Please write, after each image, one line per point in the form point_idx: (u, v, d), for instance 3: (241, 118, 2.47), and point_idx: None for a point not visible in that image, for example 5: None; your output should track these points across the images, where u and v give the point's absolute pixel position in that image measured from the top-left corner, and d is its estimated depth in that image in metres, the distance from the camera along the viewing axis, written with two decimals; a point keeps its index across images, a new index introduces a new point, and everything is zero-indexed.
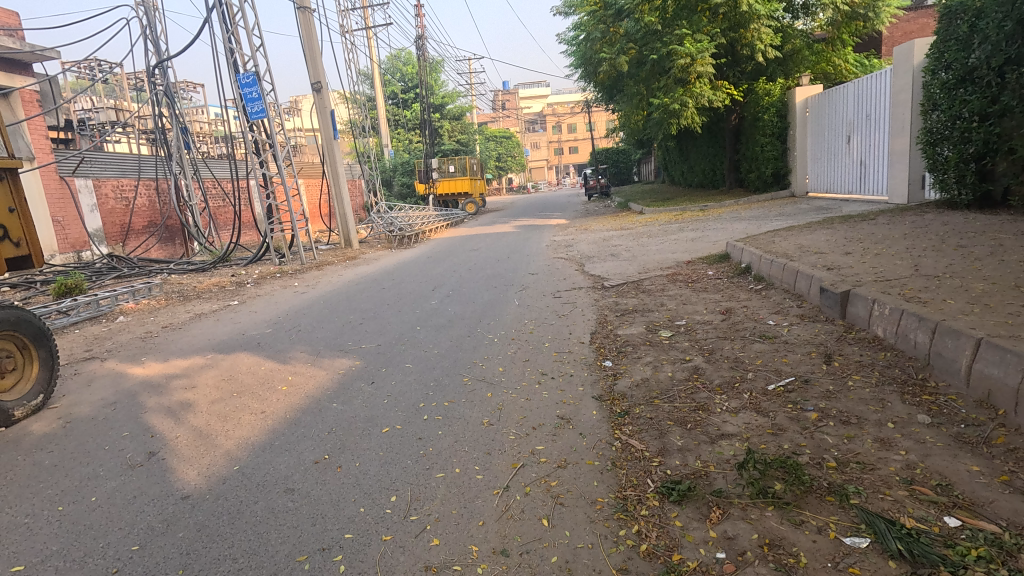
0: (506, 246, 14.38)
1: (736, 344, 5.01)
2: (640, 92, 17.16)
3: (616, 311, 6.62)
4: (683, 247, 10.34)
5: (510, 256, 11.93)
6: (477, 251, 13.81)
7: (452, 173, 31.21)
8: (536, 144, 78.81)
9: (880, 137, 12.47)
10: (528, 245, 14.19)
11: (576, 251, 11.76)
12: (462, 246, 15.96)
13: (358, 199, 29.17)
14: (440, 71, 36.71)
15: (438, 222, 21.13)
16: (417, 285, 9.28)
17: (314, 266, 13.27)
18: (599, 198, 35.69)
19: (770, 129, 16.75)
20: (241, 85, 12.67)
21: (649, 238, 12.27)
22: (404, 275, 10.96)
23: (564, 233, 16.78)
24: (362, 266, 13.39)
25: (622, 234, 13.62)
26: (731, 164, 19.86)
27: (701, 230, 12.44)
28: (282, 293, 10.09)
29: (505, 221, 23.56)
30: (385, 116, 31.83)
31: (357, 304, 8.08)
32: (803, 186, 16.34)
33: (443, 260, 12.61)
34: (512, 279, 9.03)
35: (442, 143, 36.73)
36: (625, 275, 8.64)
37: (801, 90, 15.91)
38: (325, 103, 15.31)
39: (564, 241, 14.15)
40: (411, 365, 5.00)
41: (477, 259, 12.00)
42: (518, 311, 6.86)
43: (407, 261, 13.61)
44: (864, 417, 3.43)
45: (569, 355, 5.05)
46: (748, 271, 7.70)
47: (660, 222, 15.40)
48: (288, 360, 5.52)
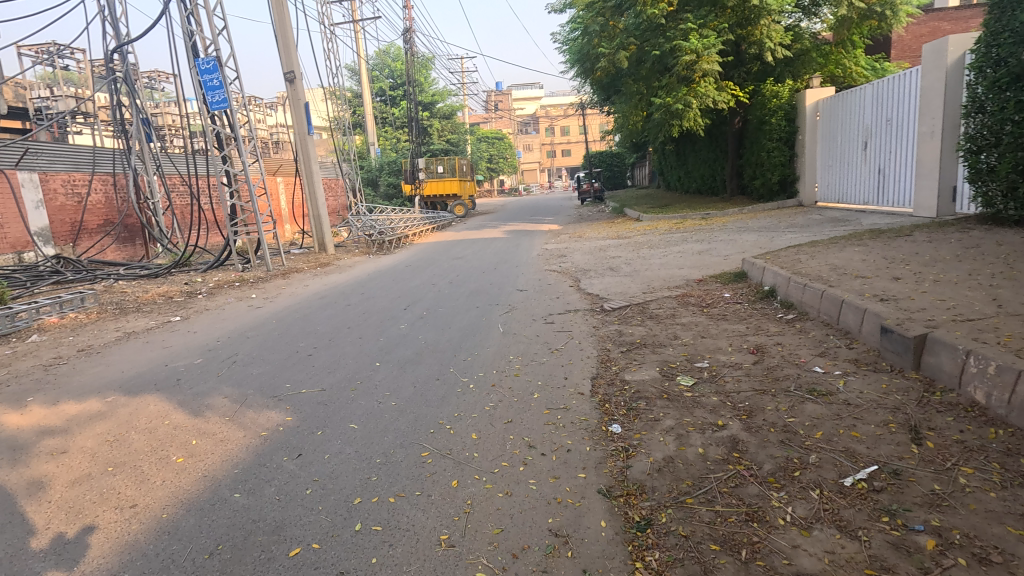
0: (494, 254, 13.20)
1: (781, 403, 3.87)
2: (640, 91, 16.08)
3: (620, 344, 5.46)
4: (690, 262, 9.23)
5: (497, 267, 10.76)
6: (461, 259, 12.63)
7: (440, 174, 30.04)
8: (528, 146, 77.74)
9: (903, 143, 11.45)
10: (517, 253, 13.03)
11: (570, 264, 10.59)
12: (446, 252, 14.77)
13: (340, 200, 27.94)
14: (430, 68, 35.49)
15: (423, 225, 19.93)
16: (388, 301, 8.07)
17: (281, 273, 12.04)
18: (592, 203, 34.64)
19: (777, 134, 15.72)
20: (200, 72, 11.39)
21: (649, 250, 11.14)
22: (377, 286, 9.76)
23: (556, 240, 15.63)
24: (333, 274, 12.17)
25: (620, 244, 12.47)
26: (733, 169, 18.84)
27: (706, 242, 11.35)
28: (235, 306, 8.84)
29: (493, 226, 22.38)
30: (371, 114, 30.58)
31: (313, 326, 6.88)
32: (811, 195, 15.31)
33: (423, 270, 11.41)
34: (498, 297, 7.85)
35: (431, 142, 35.48)
36: (627, 295, 7.49)
37: (813, 91, 14.90)
38: (298, 94, 14.08)
39: (557, 250, 13.02)
40: (357, 425, 3.80)
41: (460, 269, 10.82)
42: (502, 342, 5.68)
43: (384, 270, 12.40)
44: (1011, 551, 2.28)
45: (564, 414, 3.88)
46: (772, 295, 6.58)
47: (660, 230, 14.31)
48: (203, 410, 4.30)
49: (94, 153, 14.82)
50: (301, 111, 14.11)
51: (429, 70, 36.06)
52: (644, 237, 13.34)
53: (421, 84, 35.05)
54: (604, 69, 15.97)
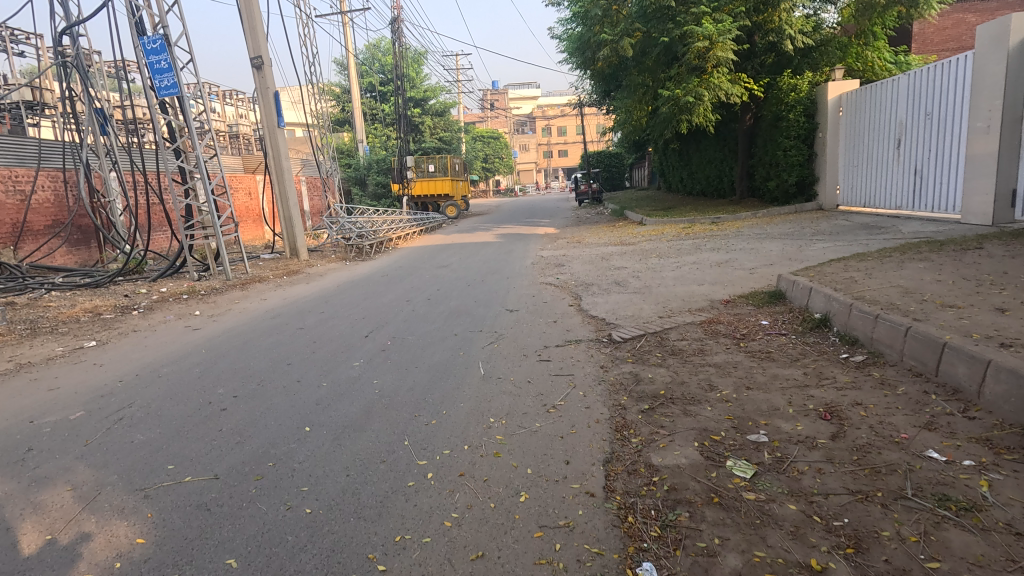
0: (483, 262, 11.83)
1: (902, 523, 2.49)
2: (646, 84, 14.78)
3: (639, 399, 4.08)
4: (709, 276, 7.87)
5: (485, 279, 9.38)
6: (446, 267, 11.22)
7: (431, 173, 28.65)
8: (524, 146, 76.33)
9: (946, 141, 10.17)
10: (510, 261, 11.66)
11: (568, 276, 9.21)
12: (430, 258, 13.36)
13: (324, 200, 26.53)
14: (423, 63, 34.04)
15: (409, 227, 18.53)
16: (349, 323, 6.69)
17: (241, 283, 10.64)
18: (589, 204, 33.31)
19: (795, 131, 14.37)
20: (145, 52, 9.91)
21: (659, 260, 9.79)
22: (344, 301, 8.35)
23: (553, 246, 14.25)
24: (301, 283, 10.77)
25: (625, 253, 11.10)
26: (744, 170, 17.54)
27: (723, 250, 10.01)
28: (169, 327, 7.41)
29: (486, 228, 20.95)
30: (360, 109, 29.14)
31: (246, 359, 5.46)
32: (832, 198, 14.01)
33: (401, 280, 10.03)
34: (482, 321, 6.47)
35: (423, 140, 34.04)
36: (639, 320, 6.12)
37: (836, 84, 13.60)
38: (265, 82, 12.64)
39: (554, 258, 11.64)
40: (237, 564, 2.40)
41: (443, 281, 9.44)
42: (481, 391, 4.30)
43: (359, 279, 11.01)
44: None
45: (565, 541, 2.49)
46: (826, 325, 5.21)
47: (668, 236, 12.94)
48: (29, 514, 2.89)
49: (41, 145, 13.37)
50: (271, 101, 12.68)
51: (421, 65, 34.64)
52: (651, 244, 12.01)
53: (413, 79, 33.61)
54: (606, 59, 14.66)
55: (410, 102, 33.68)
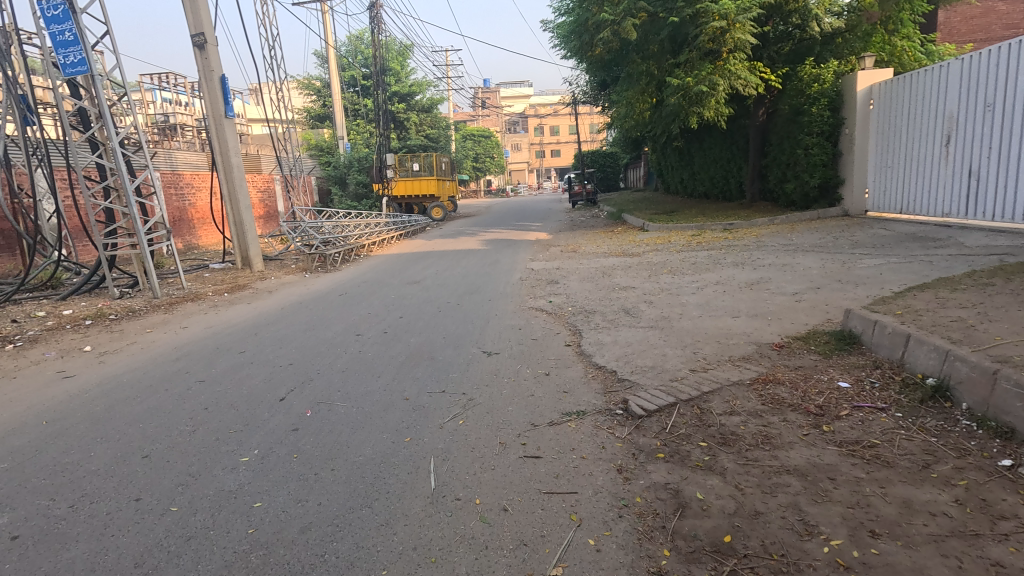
0: (462, 275, 10.12)
1: None
2: (651, 73, 13.15)
3: (692, 562, 2.37)
4: (744, 305, 6.19)
5: (462, 301, 7.67)
6: (418, 282, 9.49)
7: (415, 172, 26.92)
8: (516, 145, 74.65)
9: (1013, 139, 8.63)
10: (495, 275, 9.95)
11: (563, 299, 7.51)
12: (402, 269, 11.62)
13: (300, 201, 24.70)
14: (408, 56, 32.19)
15: (386, 232, 16.78)
16: (269, 374, 4.95)
17: (170, 303, 8.86)
18: (582, 206, 31.64)
19: (817, 127, 12.71)
20: (47, 21, 8.15)
21: (673, 277, 8.13)
22: (281, 331, 6.61)
23: (545, 255, 12.56)
24: (245, 302, 9.02)
25: (630, 268, 9.43)
26: (756, 170, 15.92)
27: (748, 266, 8.37)
28: (39, 371, 5.62)
29: (473, 233, 19.24)
30: (339, 103, 27.29)
31: (91, 443, 3.71)
32: (860, 202, 12.41)
33: (360, 299, 8.28)
34: (447, 374, 4.73)
35: (408, 138, 32.19)
36: (664, 376, 4.43)
37: (866, 72, 11.98)
38: (207, 62, 10.78)
39: (547, 271, 9.95)
40: None
41: (411, 303, 7.72)
42: (423, 536, 2.58)
43: (316, 295, 9.28)
44: None
45: None
46: (944, 398, 3.55)
47: (676, 246, 11.29)
48: None
49: None
50: (215, 86, 10.85)
51: (406, 58, 32.81)
52: (659, 256, 10.37)
53: (398, 73, 31.79)
54: (606, 44, 12.97)
55: (394, 97, 31.81)
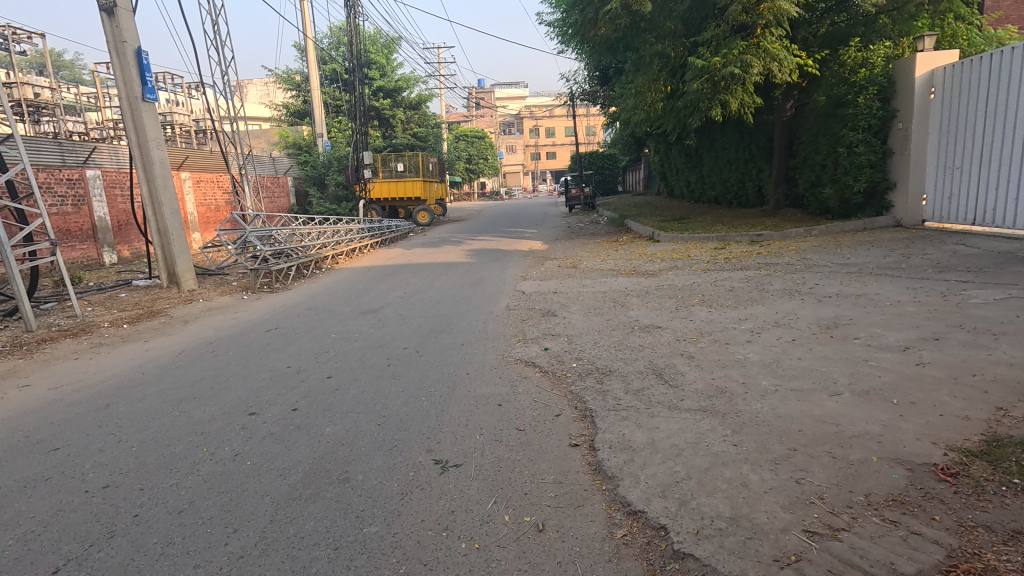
0: (433, 299, 7.99)
1: None
2: (667, 55, 11.23)
3: None
4: (838, 370, 4.10)
5: (426, 346, 5.57)
6: (376, 310, 7.38)
7: (400, 174, 24.97)
8: (511, 147, 72.65)
9: None
10: (476, 301, 7.83)
11: (565, 345, 5.41)
12: (366, 288, 9.49)
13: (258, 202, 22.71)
14: (394, 49, 30.08)
15: (357, 240, 14.67)
16: (52, 514, 2.82)
17: (45, 339, 6.72)
18: (580, 210, 29.62)
19: (863, 122, 10.71)
20: None
21: (710, 313, 6.04)
22: (146, 398, 4.46)
23: (539, 271, 10.49)
24: (146, 336, 6.88)
25: (649, 295, 7.33)
26: (781, 173, 13.93)
27: (809, 297, 6.30)
28: None
29: (459, 240, 17.14)
30: (318, 97, 25.12)
31: None
32: (915, 211, 10.41)
33: (291, 337, 6.17)
34: (358, 530, 2.61)
35: (394, 136, 30.08)
36: (760, 550, 2.34)
37: (926, 55, 10.02)
38: (118, 31, 8.63)
39: (540, 296, 7.87)
40: None
41: (354, 347, 5.61)
42: None
43: (242, 326, 7.14)
44: None
45: None
46: None
47: (699, 263, 9.24)
48: None
49: None
50: (128, 62, 8.72)
51: (392, 52, 30.70)
52: (682, 277, 8.32)
53: (383, 67, 29.68)
54: (613, 21, 11.05)
55: (379, 93, 29.66)
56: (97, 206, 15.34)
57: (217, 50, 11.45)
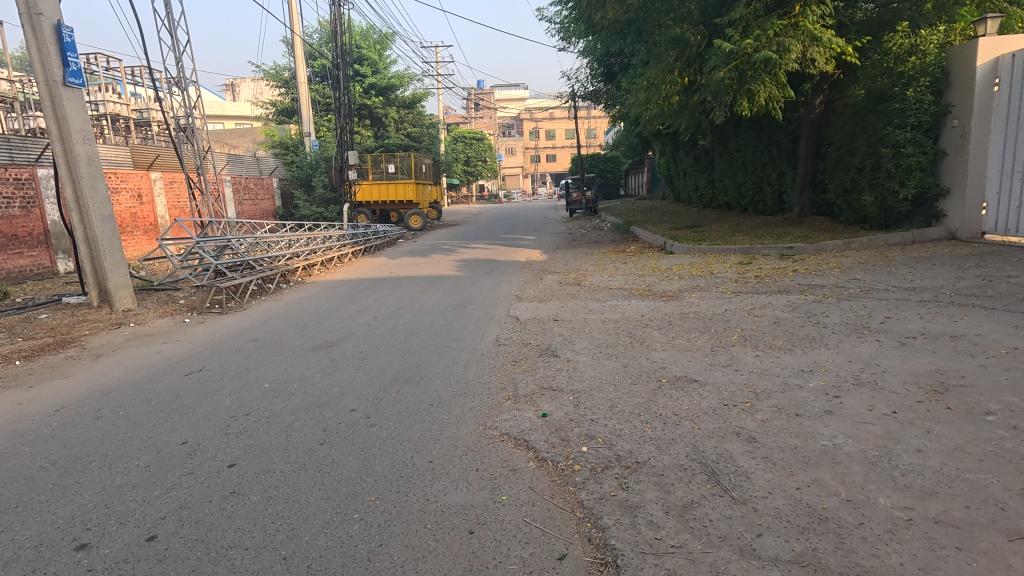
0: (407, 328, 6.53)
1: None
2: (686, 41, 9.87)
3: None
4: (994, 480, 2.66)
5: (382, 406, 4.15)
6: (333, 344, 5.92)
7: (391, 175, 23.64)
8: (510, 150, 71.52)
9: None
10: (459, 331, 6.37)
11: (570, 411, 3.95)
12: (333, 309, 8.04)
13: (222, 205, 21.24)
14: (387, 45, 28.64)
15: (336, 249, 13.28)
16: None
17: None
18: (580, 215, 28.27)
19: (913, 119, 9.30)
20: None
21: (759, 360, 4.61)
22: None
23: (537, 288, 9.05)
24: (37, 378, 5.42)
25: (675, 328, 5.87)
26: (809, 176, 12.50)
27: (886, 337, 4.86)
28: None
29: (451, 248, 15.69)
30: (306, 94, 23.72)
31: None
32: (972, 222, 9.00)
33: (210, 389, 4.71)
34: None
35: (387, 136, 28.56)
36: None
37: (989, 41, 8.63)
38: (31, 0, 7.18)
39: (538, 325, 6.46)
40: None
41: (284, 409, 4.13)
42: None
43: (161, 363, 5.68)
44: None
45: None
46: None
47: (726, 283, 7.82)
48: None
49: None
50: (45, 38, 7.27)
51: (385, 48, 29.28)
52: (710, 301, 6.87)
53: (375, 63, 28.33)
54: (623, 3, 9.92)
55: (370, 90, 28.20)
56: (50, 208, 13.79)
57: (170, 33, 9.99)
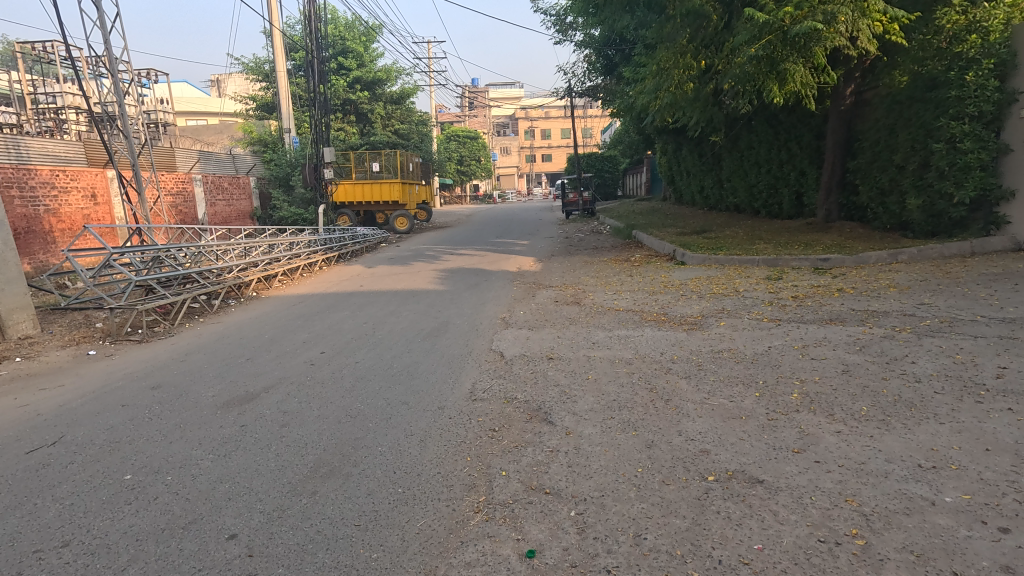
0: (358, 371, 5.05)
1: None
2: (706, 16, 8.53)
3: None
4: None
5: (281, 530, 2.67)
6: (253, 398, 4.43)
7: (376, 174, 22.16)
8: (505, 149, 70.07)
9: None
10: (424, 375, 4.91)
11: (571, 549, 2.48)
12: (277, 337, 6.54)
13: (190, 206, 19.65)
14: (373, 37, 27.13)
15: (304, 258, 11.80)
16: None
17: None
18: (577, 217, 26.86)
19: (972, 108, 7.92)
20: None
21: (846, 444, 3.17)
22: None
23: (529, 308, 7.60)
24: None
25: (708, 377, 4.43)
26: (836, 176, 11.09)
27: (1020, 403, 3.42)
28: None
29: (435, 255, 14.20)
30: (286, 87, 22.13)
31: None
32: None
33: (42, 483, 3.21)
34: None
35: (373, 133, 27.03)
36: None
37: None
38: None
39: (526, 367, 5.02)
40: None
41: (123, 536, 2.64)
42: None
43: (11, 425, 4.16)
44: None
45: None
46: None
47: (758, 307, 6.40)
48: None
49: None
50: None
51: (372, 41, 27.76)
52: (746, 334, 5.44)
53: (361, 56, 26.85)
54: None
55: (356, 84, 26.66)
56: None
57: (94, 6, 8.45)
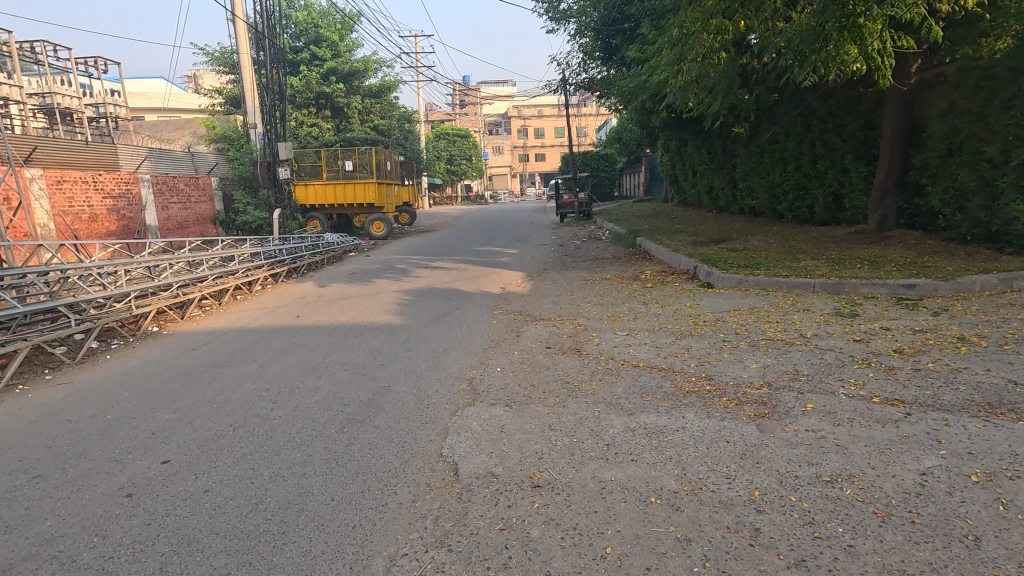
0: (192, 521, 2.83)
1: None
2: None
3: None
4: None
5: None
6: None
7: (349, 174, 19.85)
8: (498, 148, 67.84)
9: None
10: (305, 534, 2.72)
11: None
12: (124, 416, 4.31)
13: (136, 209, 17.35)
14: (350, 25, 24.79)
15: (236, 277, 9.55)
16: None
17: None
18: (572, 220, 24.71)
19: None
20: None
21: None
22: None
23: (511, 359, 5.43)
24: None
25: (847, 572, 2.23)
26: (895, 175, 8.94)
27: None
28: None
29: (406, 268, 11.98)
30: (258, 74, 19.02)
31: None
32: None
33: None
34: None
35: (350, 129, 24.65)
36: None
37: None
38: None
39: (492, 509, 2.86)
40: None
41: None
42: None
43: None
44: None
45: None
46: None
47: (851, 374, 4.21)
48: None
49: None
50: None
51: (348, 29, 25.30)
52: (864, 439, 3.24)
53: (336, 45, 24.46)
54: None
55: (330, 76, 24.23)
56: None
57: None
